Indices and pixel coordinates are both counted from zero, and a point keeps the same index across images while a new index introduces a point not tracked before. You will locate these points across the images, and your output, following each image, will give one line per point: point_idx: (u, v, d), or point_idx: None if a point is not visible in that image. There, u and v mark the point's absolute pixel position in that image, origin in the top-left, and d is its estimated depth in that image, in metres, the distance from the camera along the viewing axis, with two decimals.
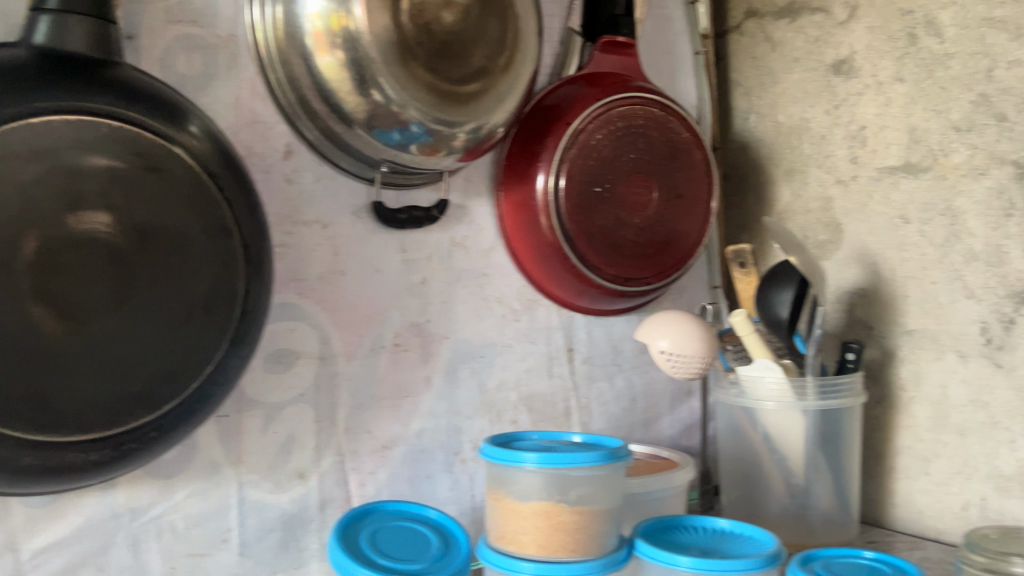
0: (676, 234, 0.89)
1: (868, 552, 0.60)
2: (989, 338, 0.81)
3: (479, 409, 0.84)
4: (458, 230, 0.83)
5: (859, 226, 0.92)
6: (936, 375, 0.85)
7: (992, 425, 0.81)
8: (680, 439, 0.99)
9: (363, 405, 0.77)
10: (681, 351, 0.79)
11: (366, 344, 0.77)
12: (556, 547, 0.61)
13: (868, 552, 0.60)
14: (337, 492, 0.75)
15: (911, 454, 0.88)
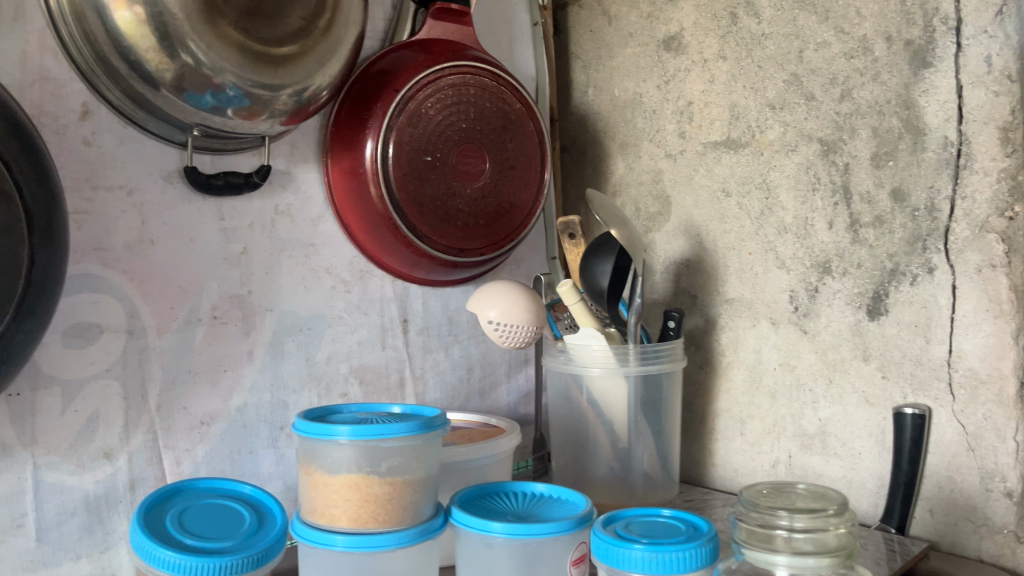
0: (508, 205, 0.90)
1: (666, 511, 0.63)
2: (797, 306, 0.86)
3: (306, 382, 0.82)
4: (283, 198, 0.81)
5: (685, 198, 0.96)
6: (751, 341, 0.90)
7: (798, 387, 0.86)
8: (515, 407, 1.01)
9: (178, 380, 0.74)
10: (509, 321, 0.80)
11: (180, 317, 0.74)
12: (366, 519, 0.61)
13: (666, 511, 0.63)
14: (149, 472, 0.72)
15: (728, 416, 0.93)
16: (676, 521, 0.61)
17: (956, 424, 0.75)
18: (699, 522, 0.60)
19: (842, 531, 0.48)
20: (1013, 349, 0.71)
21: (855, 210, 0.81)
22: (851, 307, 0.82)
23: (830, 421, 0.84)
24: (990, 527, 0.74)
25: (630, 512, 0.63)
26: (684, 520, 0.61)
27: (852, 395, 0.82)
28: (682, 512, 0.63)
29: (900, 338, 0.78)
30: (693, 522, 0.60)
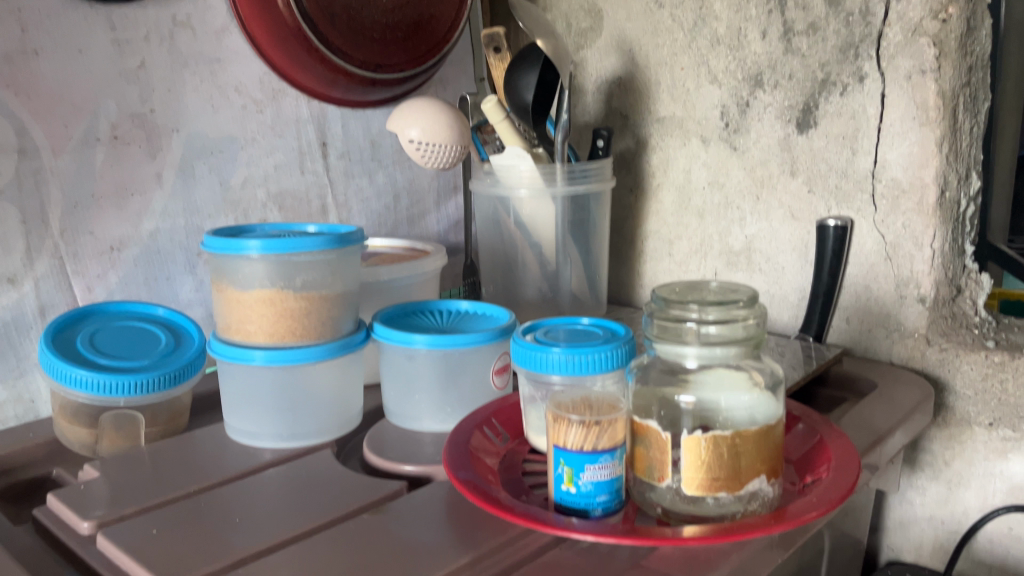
0: (427, 17, 0.86)
1: (585, 319, 0.64)
2: (727, 122, 0.84)
3: (222, 208, 0.79)
4: (181, 7, 0.74)
5: (618, 12, 0.91)
6: (681, 161, 0.89)
7: (726, 205, 0.86)
8: (446, 236, 1.00)
9: (81, 203, 0.69)
10: (431, 142, 0.77)
11: (76, 137, 0.68)
12: (283, 334, 0.60)
13: (585, 319, 0.64)
14: (59, 298, 0.70)
15: (657, 237, 0.93)
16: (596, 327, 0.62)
17: (876, 235, 0.76)
18: (617, 328, 0.61)
19: (751, 321, 0.48)
20: (936, 157, 0.71)
21: (789, 18, 0.77)
22: (781, 122, 0.80)
23: (757, 238, 0.85)
24: (901, 332, 0.76)
25: (551, 321, 0.64)
26: (603, 326, 0.62)
27: (779, 211, 0.82)
28: (600, 320, 0.64)
29: (827, 151, 0.78)
30: (612, 328, 0.61)
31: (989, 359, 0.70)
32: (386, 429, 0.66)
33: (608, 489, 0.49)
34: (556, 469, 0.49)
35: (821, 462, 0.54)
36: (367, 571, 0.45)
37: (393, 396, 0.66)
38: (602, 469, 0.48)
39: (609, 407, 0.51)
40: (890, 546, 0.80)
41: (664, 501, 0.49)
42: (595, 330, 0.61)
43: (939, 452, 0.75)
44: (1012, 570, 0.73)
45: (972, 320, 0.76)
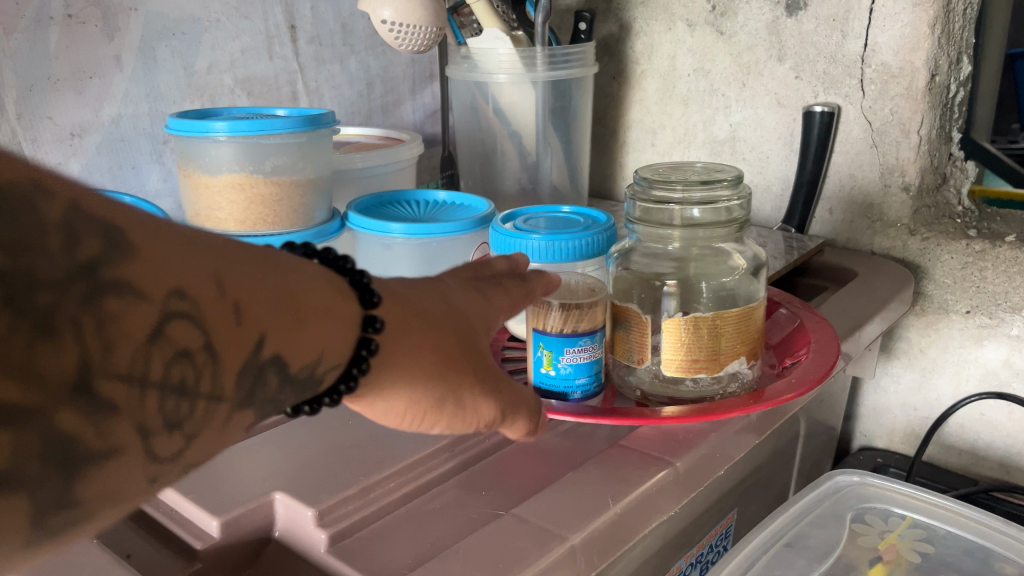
0: None
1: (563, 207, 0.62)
2: (714, 4, 0.81)
3: (187, 94, 0.76)
4: None
5: None
6: (665, 47, 0.86)
7: (711, 92, 0.84)
8: (422, 126, 0.98)
9: (37, 87, 0.66)
10: (404, 23, 0.74)
11: (27, 15, 0.64)
12: (255, 221, 0.59)
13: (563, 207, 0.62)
14: None
15: (640, 127, 0.91)
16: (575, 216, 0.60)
17: (863, 121, 0.74)
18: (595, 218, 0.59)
19: (736, 203, 0.48)
20: (927, 39, 0.69)
21: None
22: (770, 4, 0.77)
23: (741, 127, 0.83)
24: (883, 222, 0.76)
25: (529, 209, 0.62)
26: (581, 215, 0.60)
27: (765, 99, 0.80)
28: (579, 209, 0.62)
29: (817, 34, 0.75)
30: (591, 217, 0.59)
31: (969, 247, 0.70)
32: None
33: (587, 372, 0.49)
34: (536, 353, 0.49)
35: (800, 345, 0.54)
36: (342, 453, 0.45)
37: None
38: (581, 352, 0.48)
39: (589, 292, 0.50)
40: (863, 433, 0.82)
41: (643, 384, 0.49)
42: (573, 218, 0.60)
43: (915, 340, 0.76)
44: (979, 453, 0.74)
45: (954, 210, 0.76)
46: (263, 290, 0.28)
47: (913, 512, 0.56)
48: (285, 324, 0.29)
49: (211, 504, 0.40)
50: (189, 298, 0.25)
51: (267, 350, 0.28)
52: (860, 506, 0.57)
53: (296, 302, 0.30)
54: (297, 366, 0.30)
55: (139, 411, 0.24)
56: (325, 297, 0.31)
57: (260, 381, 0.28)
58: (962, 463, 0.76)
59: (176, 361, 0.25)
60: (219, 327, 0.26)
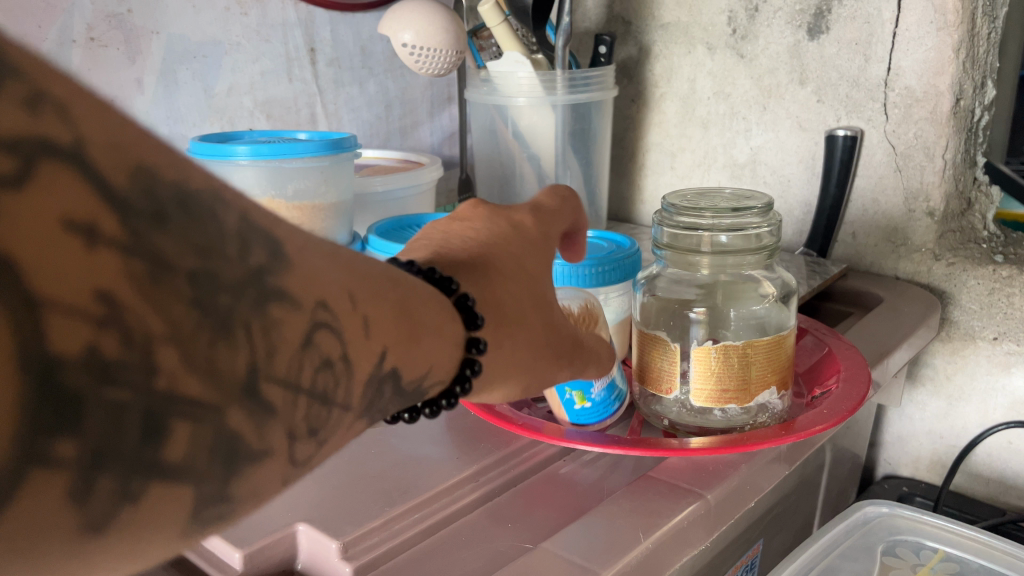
0: None
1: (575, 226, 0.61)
2: (735, 28, 0.80)
3: (207, 116, 0.76)
4: None
5: None
6: (685, 69, 0.86)
7: (731, 115, 0.83)
8: (440, 148, 0.97)
9: None
10: (424, 46, 0.74)
11: (50, 38, 0.64)
12: None
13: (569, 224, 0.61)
14: None
15: (659, 150, 0.91)
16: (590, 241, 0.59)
17: (886, 145, 0.74)
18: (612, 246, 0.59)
19: (765, 230, 0.46)
20: (952, 63, 0.68)
21: None
22: (791, 27, 0.76)
23: (762, 150, 0.82)
24: (908, 246, 0.75)
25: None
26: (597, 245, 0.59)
27: (786, 122, 0.79)
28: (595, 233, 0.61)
29: (839, 57, 0.74)
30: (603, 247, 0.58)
31: (996, 273, 0.69)
32: None
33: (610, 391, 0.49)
34: (563, 395, 0.47)
35: (829, 374, 0.53)
36: (366, 483, 0.44)
37: None
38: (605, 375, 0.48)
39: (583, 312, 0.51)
40: (887, 460, 0.81)
41: (671, 414, 0.48)
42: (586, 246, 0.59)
43: (940, 367, 0.74)
44: (1007, 483, 0.73)
45: (980, 235, 0.75)
46: (386, 307, 0.27)
47: (945, 545, 0.55)
48: (405, 338, 0.28)
49: (234, 536, 0.39)
50: (330, 310, 0.24)
51: (389, 363, 0.27)
52: (891, 538, 0.56)
53: (411, 322, 0.29)
54: (410, 380, 0.29)
55: (294, 417, 0.22)
56: (441, 338, 0.30)
57: (380, 396, 0.28)
58: (989, 492, 0.74)
59: (321, 370, 0.24)
60: (355, 339, 0.25)
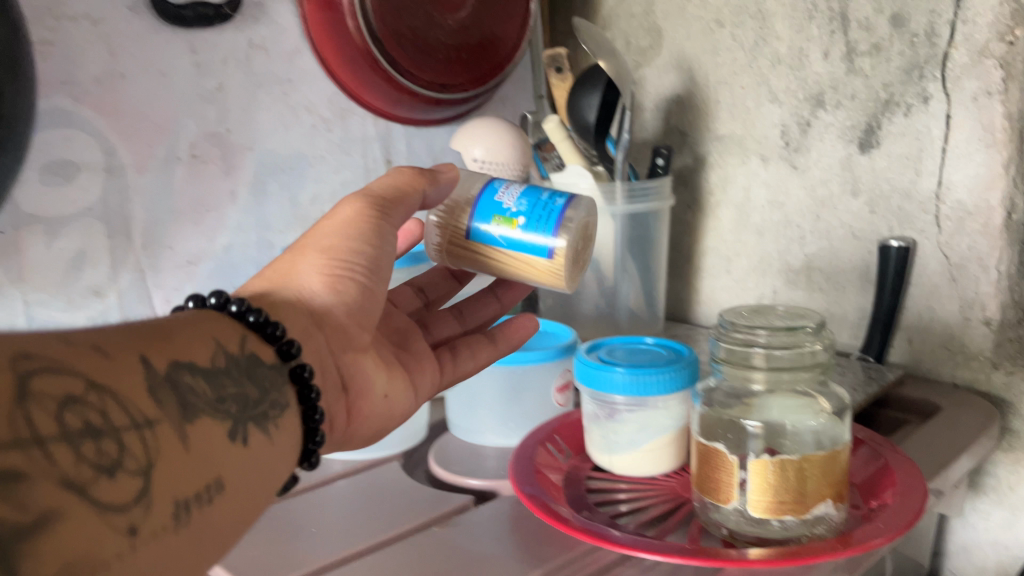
0: (491, 37, 0.89)
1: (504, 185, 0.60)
2: (788, 141, 0.84)
3: (293, 225, 0.83)
4: (256, 31, 0.78)
5: (678, 30, 0.92)
6: (740, 179, 0.89)
7: (785, 223, 0.86)
8: None
9: (162, 219, 0.74)
10: (494, 160, 0.79)
11: (158, 156, 0.73)
12: None
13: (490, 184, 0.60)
14: (141, 310, 0.74)
15: (716, 255, 0.94)
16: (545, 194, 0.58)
17: (940, 255, 0.76)
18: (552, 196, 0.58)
19: (819, 348, 0.50)
20: (1002, 179, 0.70)
21: (852, 38, 0.77)
22: (842, 141, 0.80)
23: (816, 257, 0.85)
24: (965, 354, 0.76)
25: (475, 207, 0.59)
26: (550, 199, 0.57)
27: (840, 231, 0.82)
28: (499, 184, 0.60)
29: (890, 171, 0.77)
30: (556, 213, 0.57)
31: None
32: (450, 441, 0.68)
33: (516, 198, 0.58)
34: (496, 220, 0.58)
35: (887, 486, 0.54)
36: None
37: (458, 411, 0.68)
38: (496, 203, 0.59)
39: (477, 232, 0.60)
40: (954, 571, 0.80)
41: (729, 523, 0.50)
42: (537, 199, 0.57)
43: (1003, 476, 0.74)
44: None
45: None
46: (128, 341, 0.35)
47: None
48: (154, 346, 0.36)
49: None
50: (44, 356, 0.30)
51: (156, 365, 0.35)
52: None
53: (165, 340, 0.37)
54: (195, 369, 0.38)
55: (68, 467, 0.28)
56: (213, 346, 0.41)
57: (182, 391, 0.36)
58: None
59: (79, 402, 0.30)
60: (97, 364, 0.32)
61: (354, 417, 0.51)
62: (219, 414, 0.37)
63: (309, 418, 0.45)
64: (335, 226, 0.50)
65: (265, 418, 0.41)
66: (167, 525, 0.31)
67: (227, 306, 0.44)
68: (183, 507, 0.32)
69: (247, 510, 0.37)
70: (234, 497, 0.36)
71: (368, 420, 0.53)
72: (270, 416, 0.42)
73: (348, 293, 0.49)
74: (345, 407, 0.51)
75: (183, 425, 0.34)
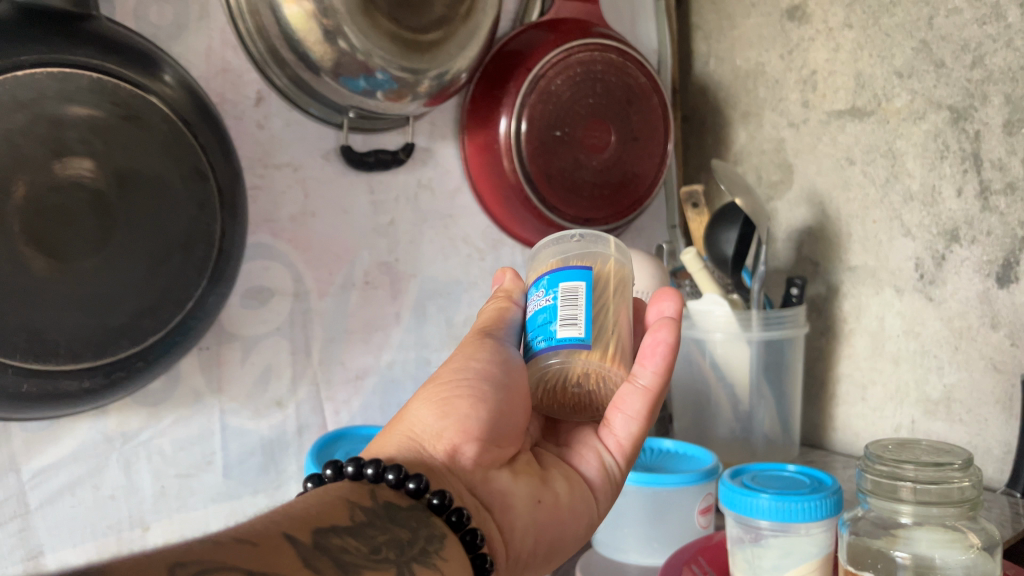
0: (631, 175, 0.97)
1: (550, 272, 0.58)
2: (923, 273, 0.86)
3: (447, 341, 0.93)
4: (424, 173, 0.88)
5: (809, 166, 0.97)
6: (874, 308, 0.92)
7: (923, 353, 0.87)
8: None
9: (335, 338, 0.83)
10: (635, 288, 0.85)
11: (337, 282, 0.82)
12: None
13: (551, 272, 0.58)
14: (313, 419, 0.82)
15: (850, 381, 0.95)
16: (541, 313, 0.57)
17: None
18: (550, 318, 0.55)
19: (967, 485, 0.52)
20: None
21: (986, 177, 0.80)
22: (980, 275, 0.82)
23: (955, 388, 0.85)
24: None
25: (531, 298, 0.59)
26: (547, 323, 0.55)
27: (980, 363, 0.82)
28: (557, 273, 0.57)
29: None
30: (538, 336, 0.56)
31: None
32: (595, 557, 0.71)
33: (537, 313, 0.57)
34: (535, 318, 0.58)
35: None
36: None
37: (603, 527, 0.72)
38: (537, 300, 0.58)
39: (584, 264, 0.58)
40: None
41: None
42: (532, 317, 0.58)
43: None
44: None
45: None
46: (274, 525, 0.40)
47: None
48: (297, 526, 0.40)
49: None
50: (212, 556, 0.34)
51: (302, 540, 0.39)
52: None
53: (305, 517, 0.42)
54: (340, 536, 0.41)
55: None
56: (350, 507, 0.45)
57: (334, 552, 0.39)
58: None
59: None
60: (255, 552, 0.36)
61: (508, 535, 0.54)
62: (378, 565, 0.41)
63: (472, 544, 0.48)
64: (446, 371, 0.58)
65: (426, 553, 0.45)
66: None
67: (344, 469, 0.49)
68: None
69: None
70: None
71: (526, 533, 0.55)
72: (431, 550, 0.45)
73: (461, 416, 0.54)
74: (498, 527, 0.53)
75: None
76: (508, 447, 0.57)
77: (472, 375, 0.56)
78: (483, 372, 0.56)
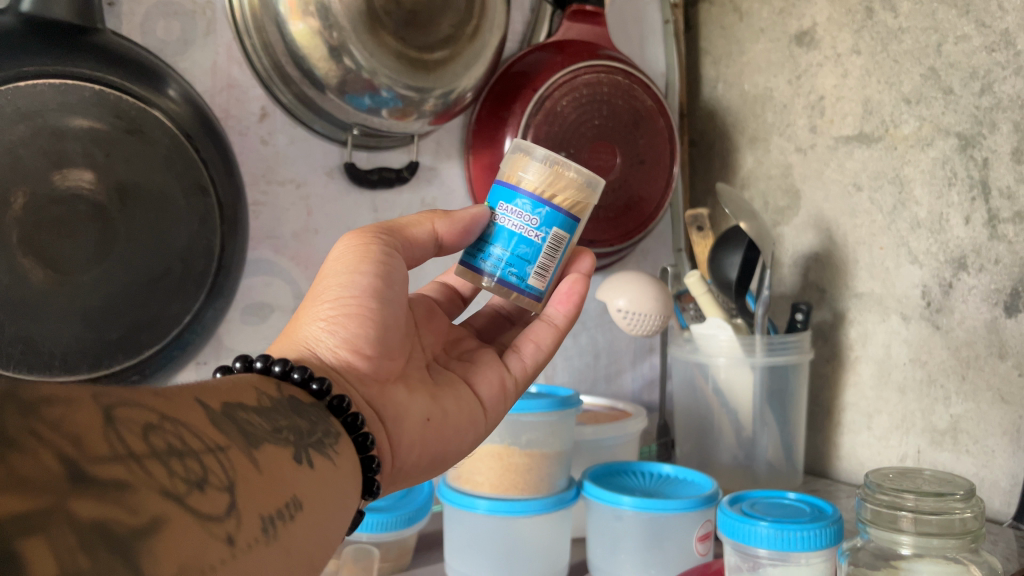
0: (637, 198, 0.96)
1: (551, 202, 0.56)
2: (929, 301, 0.85)
3: None
4: (428, 192, 0.89)
5: (816, 192, 0.97)
6: (880, 336, 0.91)
7: (929, 382, 0.86)
8: (640, 393, 1.05)
9: None
10: (637, 309, 0.84)
11: None
12: (508, 487, 0.70)
13: (552, 204, 0.56)
14: None
15: (855, 410, 0.94)
16: (521, 241, 0.56)
17: None
18: (532, 258, 0.56)
19: (968, 516, 0.51)
20: None
21: (994, 206, 0.79)
22: (987, 304, 0.81)
23: (962, 418, 0.83)
24: None
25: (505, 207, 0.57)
26: (525, 261, 0.56)
27: (987, 393, 0.81)
28: (559, 213, 0.56)
29: None
30: (508, 262, 0.56)
31: None
32: None
33: (514, 236, 0.56)
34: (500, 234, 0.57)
35: None
36: None
37: (602, 553, 0.71)
38: (518, 222, 0.56)
39: (577, 210, 0.58)
40: None
41: None
42: (506, 230, 0.57)
43: None
44: None
45: None
46: (184, 388, 0.37)
47: None
48: (207, 391, 0.38)
49: None
50: (122, 394, 0.31)
51: (211, 405, 0.37)
52: None
53: (215, 388, 0.39)
54: (244, 411, 0.39)
55: (163, 480, 0.29)
56: (257, 392, 0.42)
57: (240, 423, 0.37)
58: None
59: (155, 431, 0.30)
60: (166, 402, 0.33)
61: (398, 447, 0.52)
62: (280, 442, 0.39)
63: (363, 446, 0.47)
64: (329, 276, 0.52)
65: (323, 444, 0.43)
66: (260, 538, 0.32)
67: (253, 365, 0.46)
68: (269, 523, 0.34)
69: (319, 539, 0.38)
70: (309, 520, 0.38)
71: (415, 446, 0.54)
72: (326, 444, 0.44)
73: (353, 332, 0.50)
74: (389, 441, 0.52)
75: (250, 450, 0.36)
76: (399, 361, 0.55)
77: (361, 291, 0.51)
78: (374, 290, 0.51)
